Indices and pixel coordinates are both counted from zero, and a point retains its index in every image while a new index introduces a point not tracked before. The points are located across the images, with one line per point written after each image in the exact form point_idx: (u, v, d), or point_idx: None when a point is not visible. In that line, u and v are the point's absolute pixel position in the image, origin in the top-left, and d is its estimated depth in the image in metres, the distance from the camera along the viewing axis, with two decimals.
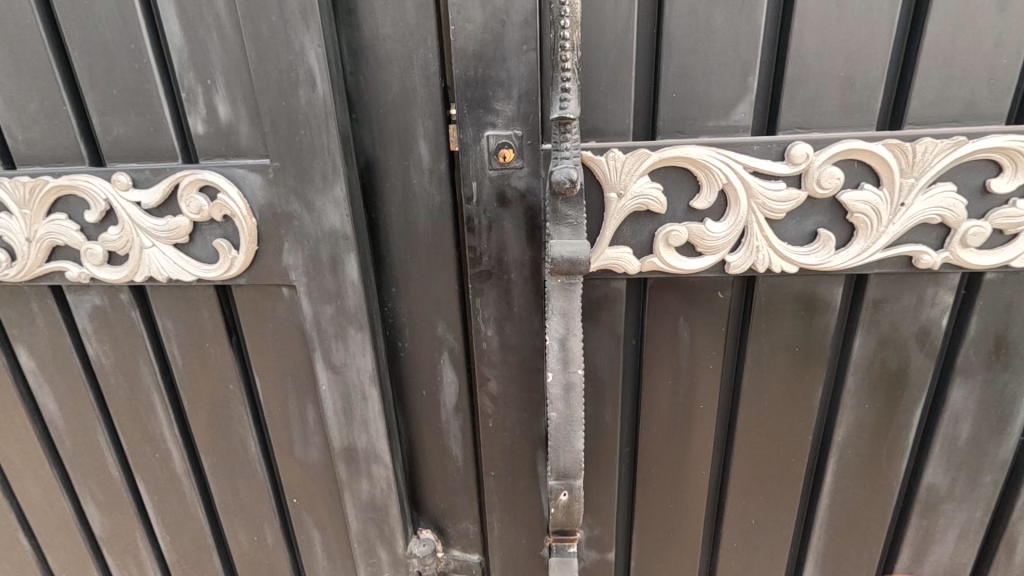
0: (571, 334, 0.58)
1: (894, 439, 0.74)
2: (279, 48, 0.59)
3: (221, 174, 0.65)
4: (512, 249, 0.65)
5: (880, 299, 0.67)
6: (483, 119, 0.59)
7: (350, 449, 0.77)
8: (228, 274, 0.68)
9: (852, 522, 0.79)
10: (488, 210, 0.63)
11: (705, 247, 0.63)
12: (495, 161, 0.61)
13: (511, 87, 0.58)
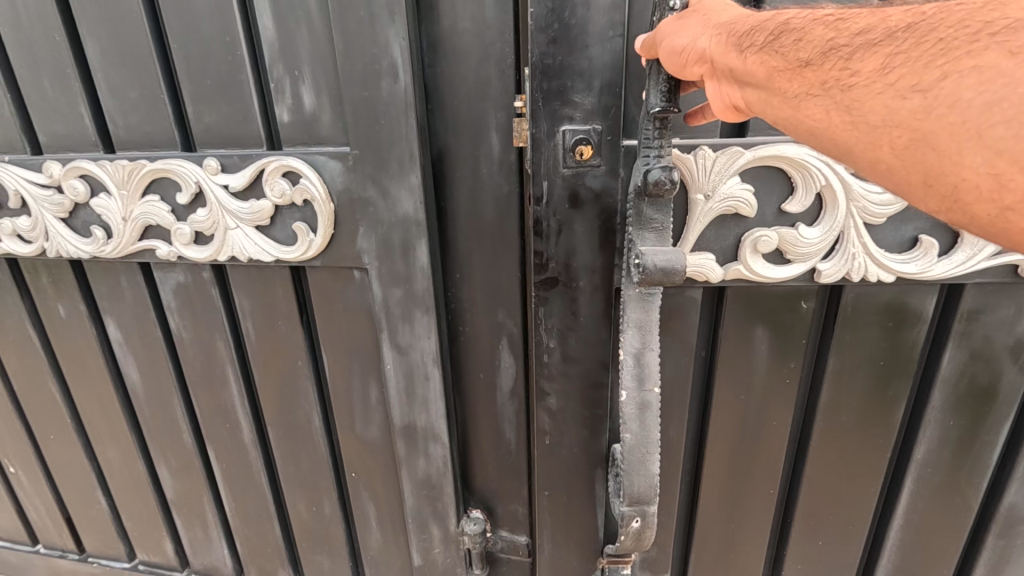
0: (646, 348, 0.59)
1: (978, 457, 0.74)
2: (366, 41, 0.62)
3: (303, 160, 0.68)
4: (579, 251, 0.66)
5: (973, 311, 0.67)
6: (559, 113, 0.60)
7: (410, 427, 0.81)
8: (305, 255, 0.72)
9: (926, 536, 0.79)
10: (558, 211, 0.65)
11: (795, 253, 0.64)
12: (571, 157, 0.62)
13: (591, 78, 0.59)
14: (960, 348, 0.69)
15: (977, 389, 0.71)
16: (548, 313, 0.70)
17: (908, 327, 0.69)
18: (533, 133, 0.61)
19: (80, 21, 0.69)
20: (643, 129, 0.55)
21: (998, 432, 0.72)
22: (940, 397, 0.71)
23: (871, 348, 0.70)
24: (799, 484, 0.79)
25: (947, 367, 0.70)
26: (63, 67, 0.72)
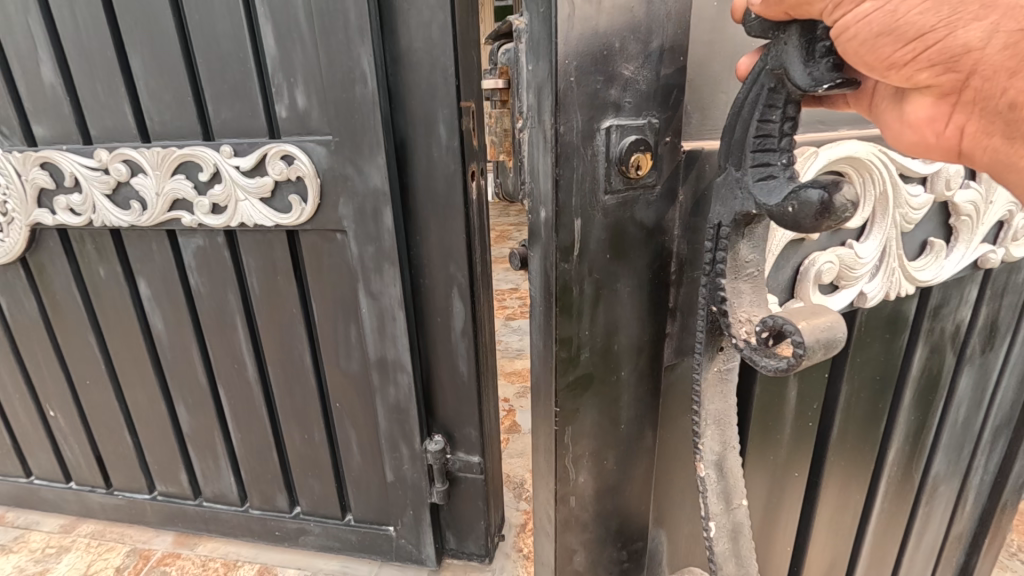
0: (724, 444, 0.51)
1: (920, 439, 0.84)
2: (344, 57, 0.83)
3: (297, 146, 0.89)
4: (625, 319, 0.51)
5: (938, 305, 0.74)
6: (603, 101, 0.43)
7: (382, 360, 1.01)
8: (299, 221, 0.94)
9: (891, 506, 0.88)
10: (596, 265, 0.48)
11: (850, 279, 0.59)
12: (622, 176, 0.45)
13: (647, 43, 0.43)
14: (927, 343, 0.76)
15: (929, 380, 0.79)
16: (588, 394, 0.51)
17: (899, 335, 0.73)
18: (562, 133, 0.43)
19: (127, 40, 0.91)
20: (773, 131, 0.40)
21: (933, 417, 0.83)
22: (909, 396, 0.78)
23: (873, 362, 0.73)
24: (818, 497, 0.78)
25: (916, 367, 0.76)
26: (113, 76, 0.93)
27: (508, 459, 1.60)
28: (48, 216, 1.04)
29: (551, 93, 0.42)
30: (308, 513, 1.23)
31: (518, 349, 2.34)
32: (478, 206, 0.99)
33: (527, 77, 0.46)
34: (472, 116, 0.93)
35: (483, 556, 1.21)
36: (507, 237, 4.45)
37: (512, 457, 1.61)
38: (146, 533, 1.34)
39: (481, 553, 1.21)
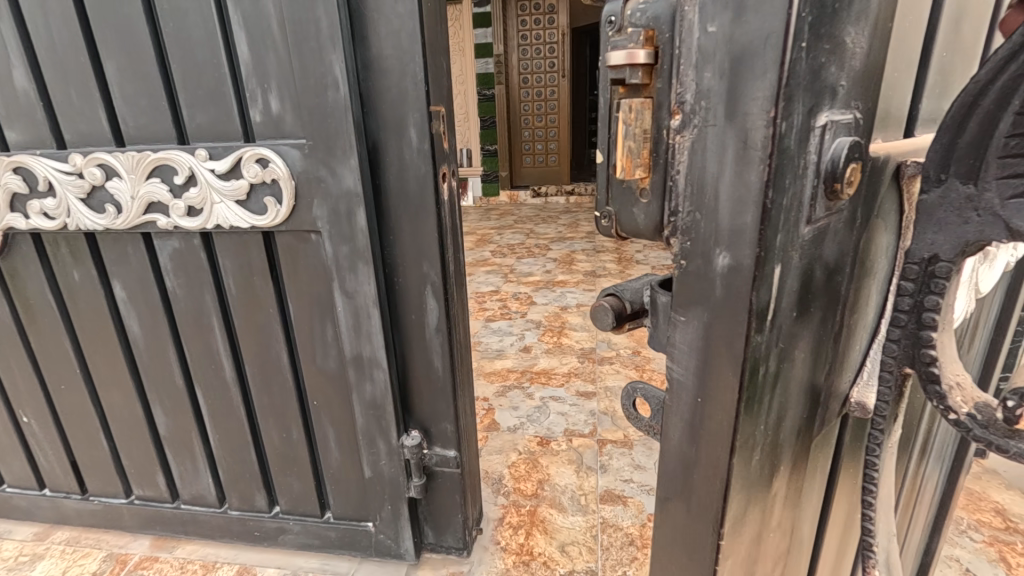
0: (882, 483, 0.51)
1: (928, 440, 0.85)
2: (316, 64, 0.86)
3: (272, 150, 0.92)
4: (800, 366, 0.48)
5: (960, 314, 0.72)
6: (822, 90, 0.38)
7: (358, 357, 1.04)
8: (274, 222, 0.96)
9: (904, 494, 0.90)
10: (786, 319, 0.44)
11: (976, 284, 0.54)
12: (823, 206, 0.40)
13: (868, 12, 0.39)
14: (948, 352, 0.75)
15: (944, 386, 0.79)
16: (766, 441, 0.48)
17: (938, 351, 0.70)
18: (783, 131, 0.37)
19: (101, 47, 0.93)
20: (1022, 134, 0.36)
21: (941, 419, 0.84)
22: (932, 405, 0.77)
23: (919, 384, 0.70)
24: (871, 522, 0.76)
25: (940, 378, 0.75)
26: (88, 82, 0.95)
27: (487, 456, 1.63)
28: (21, 220, 1.05)
29: (777, 72, 0.36)
30: (287, 512, 1.25)
31: (497, 349, 2.38)
32: (449, 207, 1.02)
33: (702, 42, 0.39)
34: (442, 120, 0.96)
35: (461, 550, 1.24)
36: (488, 241, 4.48)
37: (491, 454, 1.64)
38: (123, 538, 1.34)
39: (459, 547, 1.23)
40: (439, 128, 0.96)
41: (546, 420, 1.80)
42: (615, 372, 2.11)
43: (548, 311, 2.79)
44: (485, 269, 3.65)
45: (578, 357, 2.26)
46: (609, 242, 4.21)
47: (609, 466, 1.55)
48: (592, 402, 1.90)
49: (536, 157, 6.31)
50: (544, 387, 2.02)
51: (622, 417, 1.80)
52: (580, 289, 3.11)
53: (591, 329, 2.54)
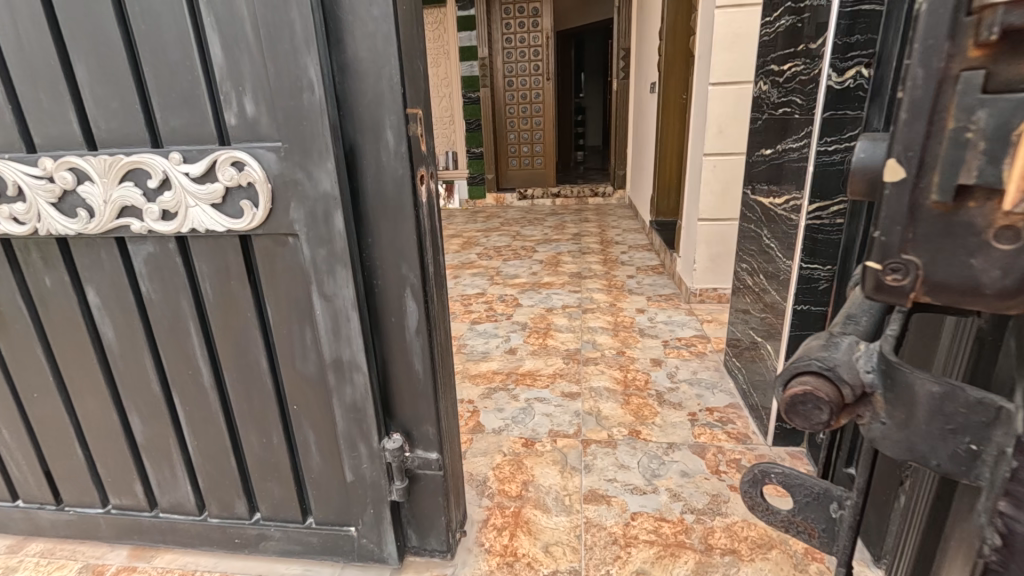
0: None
1: None
2: (291, 66, 0.86)
3: (247, 152, 0.91)
4: None
5: None
6: None
7: (337, 360, 1.04)
8: (250, 225, 0.95)
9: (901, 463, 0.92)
10: None
11: None
12: None
13: None
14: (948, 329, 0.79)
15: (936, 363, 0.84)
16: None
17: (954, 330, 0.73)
18: None
19: (72, 50, 0.92)
20: None
21: None
22: None
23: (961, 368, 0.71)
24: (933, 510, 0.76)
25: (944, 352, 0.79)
26: (57, 85, 0.94)
27: (472, 458, 1.63)
28: None
29: None
30: (268, 519, 1.24)
31: (482, 351, 2.38)
32: (427, 209, 1.03)
33: None
34: (419, 123, 0.97)
35: (444, 553, 1.23)
36: (474, 243, 4.49)
37: (475, 456, 1.64)
38: (99, 549, 1.31)
39: (443, 550, 1.23)
40: (415, 131, 0.96)
41: (531, 421, 1.81)
42: (599, 373, 2.12)
43: (533, 313, 2.80)
44: (471, 272, 3.65)
45: (563, 358, 2.27)
46: (594, 244, 4.24)
47: (593, 466, 1.56)
48: (576, 402, 1.91)
49: (522, 160, 6.34)
50: (529, 388, 2.02)
51: (606, 417, 1.81)
52: (565, 291, 3.12)
53: (576, 330, 2.55)
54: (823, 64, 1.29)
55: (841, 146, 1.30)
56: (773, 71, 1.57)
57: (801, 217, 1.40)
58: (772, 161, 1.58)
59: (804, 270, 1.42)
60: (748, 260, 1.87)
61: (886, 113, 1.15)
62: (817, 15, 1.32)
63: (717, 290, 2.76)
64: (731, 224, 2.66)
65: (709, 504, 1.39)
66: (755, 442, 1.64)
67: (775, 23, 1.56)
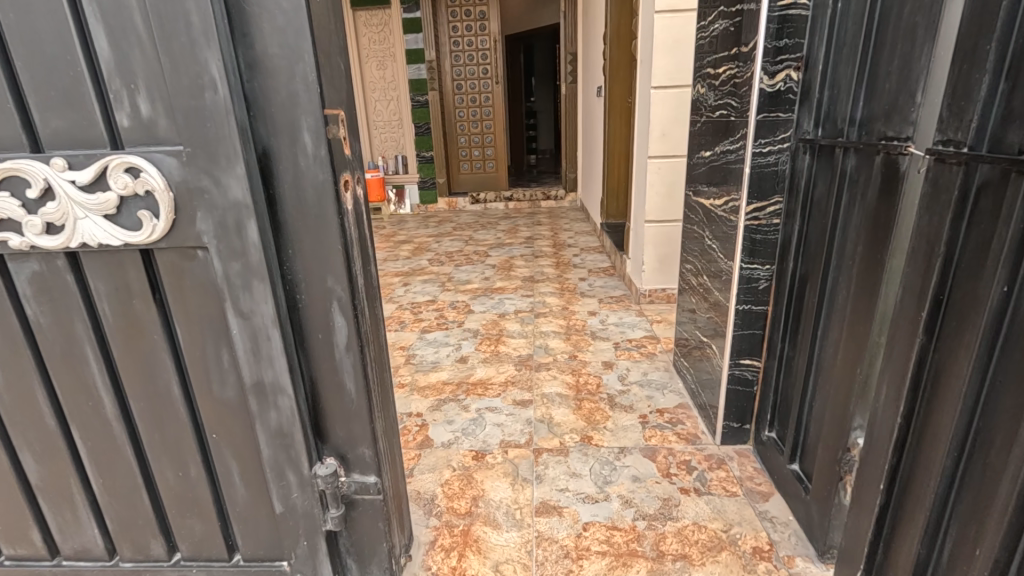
0: None
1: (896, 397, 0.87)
2: (189, 60, 0.78)
3: (143, 157, 0.82)
4: None
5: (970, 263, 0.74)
6: None
7: (259, 383, 0.95)
8: (151, 238, 0.86)
9: (876, 455, 0.93)
10: None
11: None
12: None
13: None
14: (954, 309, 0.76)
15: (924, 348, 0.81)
16: None
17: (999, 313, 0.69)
18: None
19: None
20: None
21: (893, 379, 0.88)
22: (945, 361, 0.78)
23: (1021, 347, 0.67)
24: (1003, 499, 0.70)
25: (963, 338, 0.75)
26: None
27: (419, 475, 1.56)
28: None
29: None
30: (190, 559, 1.13)
31: (432, 361, 2.30)
32: (353, 218, 0.96)
33: None
34: (341, 125, 0.90)
35: None
36: (426, 248, 4.40)
37: (424, 472, 1.57)
38: None
39: None
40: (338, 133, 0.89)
41: (481, 432, 1.75)
42: (551, 379, 2.10)
43: (485, 319, 2.75)
44: (422, 278, 3.56)
45: (515, 365, 2.23)
46: (547, 247, 4.24)
47: (545, 476, 1.53)
48: (528, 410, 1.88)
49: (474, 163, 6.30)
50: (480, 398, 1.97)
51: (558, 424, 1.79)
52: (518, 295, 3.09)
53: (528, 335, 2.52)
54: (754, 68, 1.31)
55: (774, 148, 1.32)
56: (709, 75, 1.59)
57: (740, 218, 1.41)
58: (711, 163, 1.60)
59: (744, 270, 1.44)
60: (692, 261, 1.89)
61: (816, 115, 1.20)
62: (747, 20, 1.34)
63: (665, 291, 2.80)
64: (677, 225, 2.70)
65: (660, 508, 1.38)
66: (704, 441, 1.65)
67: (710, 27, 1.58)
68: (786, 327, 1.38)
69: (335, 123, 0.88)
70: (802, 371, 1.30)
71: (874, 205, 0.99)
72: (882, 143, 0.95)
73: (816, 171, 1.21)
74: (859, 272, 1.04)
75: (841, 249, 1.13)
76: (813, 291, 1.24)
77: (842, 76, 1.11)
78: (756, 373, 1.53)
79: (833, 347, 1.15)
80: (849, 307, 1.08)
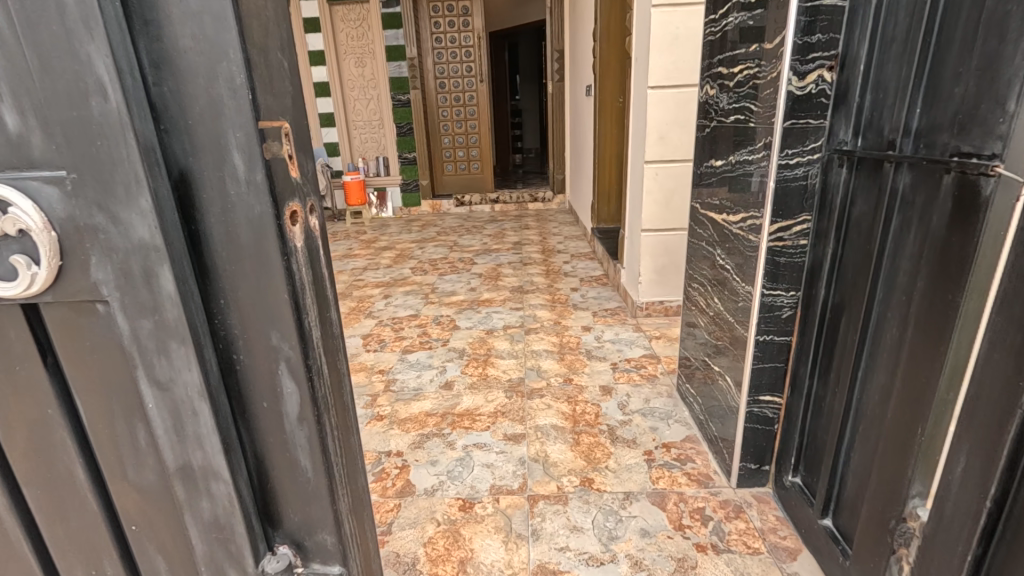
0: None
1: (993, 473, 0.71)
2: (59, 50, 0.50)
3: (10, 186, 0.55)
4: None
5: None
6: None
7: (186, 467, 0.72)
8: (30, 292, 0.59)
9: (954, 535, 0.78)
10: None
11: None
12: None
13: None
14: None
15: None
16: None
17: None
18: None
19: None
20: None
21: (989, 451, 0.71)
22: None
23: None
24: None
25: None
26: None
27: (398, 532, 1.36)
28: None
29: None
30: None
31: (415, 388, 2.10)
32: (309, 266, 0.69)
33: None
34: (289, 139, 0.62)
35: None
36: (408, 256, 4.18)
37: (404, 528, 1.38)
38: None
39: None
40: (286, 151, 0.62)
41: (469, 476, 1.57)
42: (545, 408, 1.91)
43: (472, 337, 2.55)
44: (404, 290, 3.34)
45: (505, 391, 2.04)
46: (536, 253, 4.05)
47: (542, 531, 1.34)
48: (521, 447, 1.69)
49: (458, 165, 6.09)
50: (467, 432, 1.78)
51: (554, 464, 1.60)
52: (506, 308, 2.90)
53: (518, 356, 2.34)
54: (779, 67, 1.13)
55: (802, 160, 1.15)
56: (721, 75, 1.42)
57: (761, 238, 1.24)
58: (725, 174, 1.43)
59: (766, 298, 1.26)
60: (699, 280, 1.72)
61: (856, 123, 1.04)
62: (770, 12, 1.17)
63: (663, 303, 2.64)
64: (676, 234, 2.54)
65: (675, 572, 1.20)
66: (718, 484, 1.48)
67: (722, 21, 1.41)
68: (815, 362, 1.22)
69: (281, 140, 0.61)
70: (835, 416, 1.13)
71: (944, 233, 0.82)
72: (955, 159, 0.79)
73: (855, 186, 1.05)
74: (919, 313, 0.87)
75: (889, 281, 0.96)
76: (852, 326, 1.08)
77: (890, 77, 0.94)
78: (778, 410, 1.36)
79: (879, 395, 0.99)
80: (903, 352, 0.92)
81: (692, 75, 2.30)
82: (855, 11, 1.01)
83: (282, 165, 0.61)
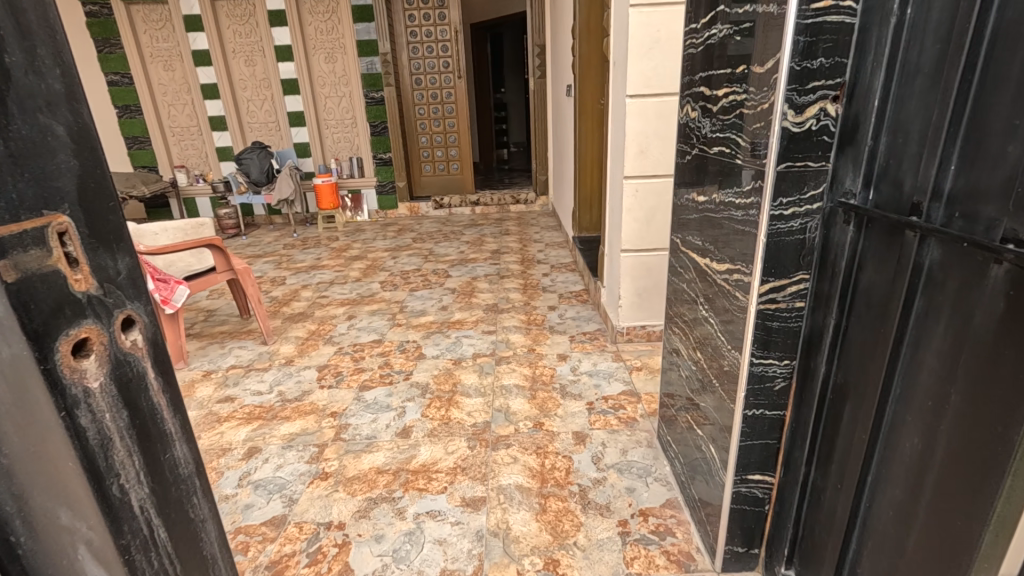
0: None
1: None
2: None
3: None
4: None
5: None
6: None
7: None
8: None
9: None
10: None
11: None
12: None
13: None
14: None
15: None
16: None
17: None
18: None
19: None
20: None
21: None
22: None
23: None
24: None
25: None
26: None
27: None
28: None
29: None
30: None
31: (368, 437, 1.88)
32: (145, 446, 0.33)
33: None
34: (77, 238, 0.28)
35: None
36: (380, 266, 3.94)
37: None
38: None
39: None
40: (67, 258, 0.27)
41: (417, 557, 1.36)
42: (511, 463, 1.70)
43: (437, 369, 2.33)
44: (370, 309, 3.11)
45: (467, 440, 1.83)
46: (514, 264, 3.83)
47: None
48: (480, 516, 1.49)
49: (437, 165, 5.83)
50: (420, 497, 1.57)
51: (516, 539, 1.41)
52: (477, 332, 2.68)
53: (486, 393, 2.12)
54: (771, 96, 0.91)
55: (799, 211, 0.94)
56: (705, 96, 1.20)
57: (750, 299, 1.03)
58: (707, 212, 1.22)
59: (755, 368, 1.06)
60: (681, 325, 1.52)
61: (868, 170, 0.84)
62: (760, 27, 0.95)
63: (645, 328, 2.44)
64: (658, 255, 2.33)
65: None
66: (700, 567, 1.30)
67: (705, 32, 1.19)
68: (812, 447, 1.02)
69: (56, 242, 0.27)
70: (837, 520, 0.94)
71: (991, 341, 0.62)
72: (1009, 247, 0.59)
73: (865, 249, 0.84)
74: (952, 433, 0.68)
75: (906, 378, 0.77)
76: (858, 418, 0.88)
77: (913, 121, 0.74)
78: (769, 490, 1.17)
79: (893, 514, 0.80)
80: (928, 473, 0.73)
81: (674, 82, 2.08)
82: (869, 32, 0.80)
83: (57, 286, 0.26)
